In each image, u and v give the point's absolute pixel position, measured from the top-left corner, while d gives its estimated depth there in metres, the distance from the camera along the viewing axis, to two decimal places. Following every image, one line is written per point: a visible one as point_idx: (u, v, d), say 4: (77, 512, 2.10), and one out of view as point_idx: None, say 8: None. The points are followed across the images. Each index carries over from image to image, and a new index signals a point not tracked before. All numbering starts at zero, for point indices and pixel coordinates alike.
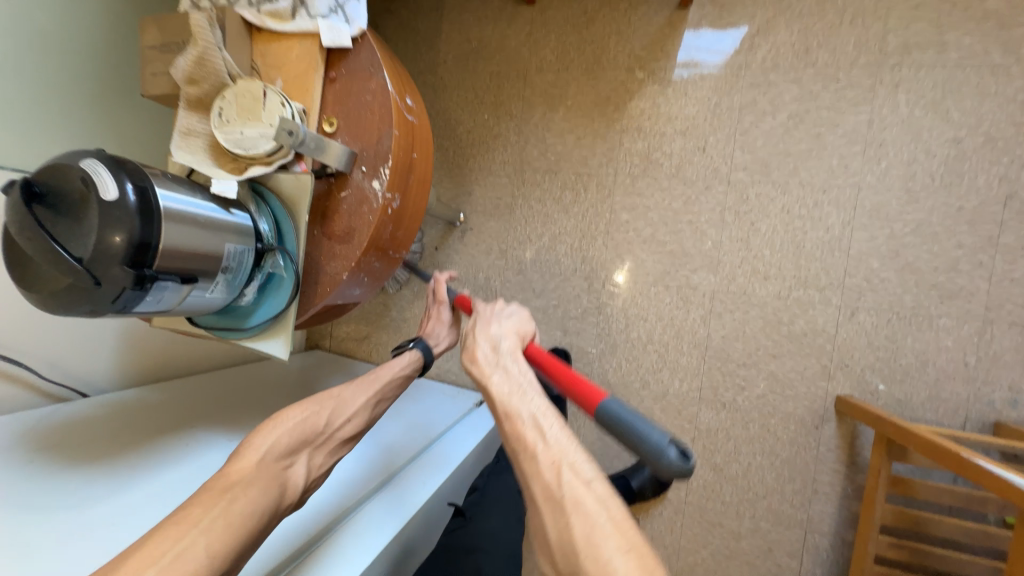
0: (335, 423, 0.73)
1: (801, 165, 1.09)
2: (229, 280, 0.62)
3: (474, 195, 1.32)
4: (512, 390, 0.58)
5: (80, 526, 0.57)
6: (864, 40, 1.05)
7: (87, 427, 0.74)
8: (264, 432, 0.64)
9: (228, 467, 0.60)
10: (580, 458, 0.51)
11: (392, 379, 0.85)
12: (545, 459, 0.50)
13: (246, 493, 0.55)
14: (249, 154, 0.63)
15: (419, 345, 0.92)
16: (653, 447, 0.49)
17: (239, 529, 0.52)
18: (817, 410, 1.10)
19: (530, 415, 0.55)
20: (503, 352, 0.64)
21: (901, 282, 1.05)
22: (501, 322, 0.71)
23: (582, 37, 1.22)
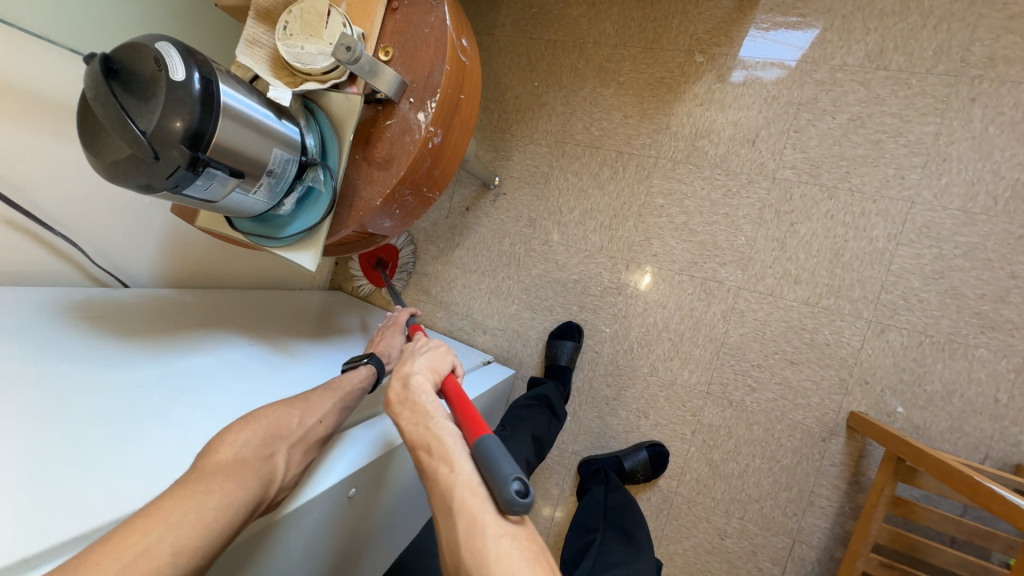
0: (307, 423, 0.67)
1: (854, 170, 1.05)
2: (271, 186, 0.65)
3: (512, 161, 1.33)
4: (417, 417, 0.61)
5: (107, 386, 0.63)
6: (946, 47, 0.99)
7: (119, 314, 0.78)
8: (240, 426, 0.61)
9: (199, 460, 0.56)
10: (465, 471, 0.54)
11: (353, 389, 0.77)
12: (443, 477, 0.55)
13: (223, 487, 0.52)
14: (306, 69, 0.65)
15: (373, 360, 0.83)
16: (499, 482, 0.50)
17: (212, 526, 0.49)
18: (826, 423, 1.07)
19: (432, 438, 0.58)
20: (412, 378, 0.66)
21: (941, 305, 1.00)
22: (416, 358, 0.70)
23: (645, 13, 1.19)
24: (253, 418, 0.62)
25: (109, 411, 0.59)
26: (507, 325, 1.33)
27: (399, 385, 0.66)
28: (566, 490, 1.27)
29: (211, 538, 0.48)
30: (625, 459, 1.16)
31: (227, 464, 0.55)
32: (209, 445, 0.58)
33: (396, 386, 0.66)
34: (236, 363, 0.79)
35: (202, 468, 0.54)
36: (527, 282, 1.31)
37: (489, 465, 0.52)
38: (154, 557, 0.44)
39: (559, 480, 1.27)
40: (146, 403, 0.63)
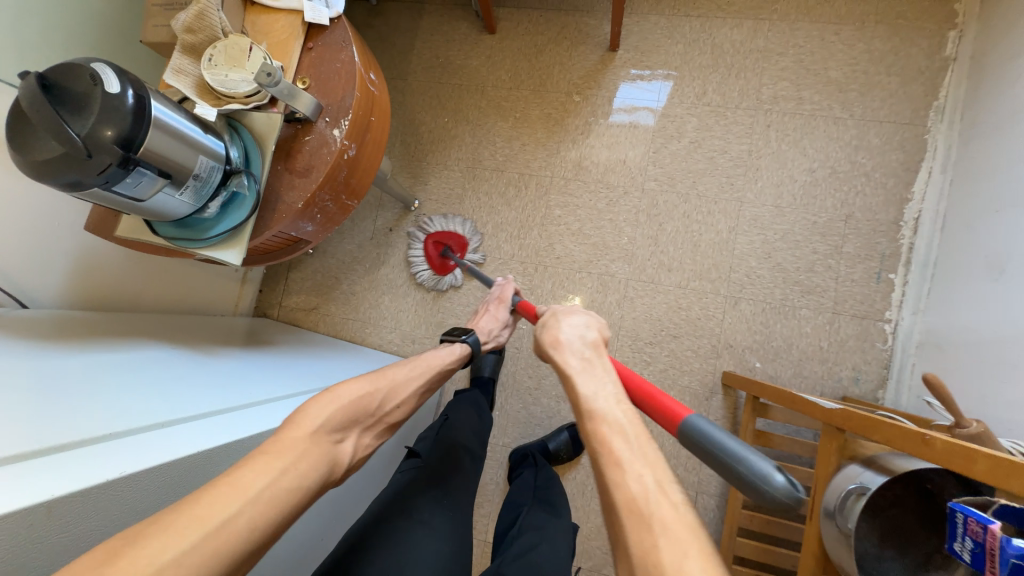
0: (386, 406, 0.76)
1: (699, 180, 1.34)
2: (196, 189, 0.72)
3: (429, 186, 1.48)
4: (597, 392, 0.62)
5: (51, 377, 0.64)
6: (746, 90, 1.35)
7: (120, 343, 0.83)
8: (319, 403, 0.67)
9: (281, 432, 0.62)
10: (665, 472, 0.53)
11: (439, 371, 0.89)
12: (632, 469, 0.52)
13: (297, 466, 0.58)
14: (230, 92, 0.77)
15: (470, 339, 0.98)
16: (760, 474, 0.50)
17: (281, 503, 0.54)
18: (707, 384, 1.28)
19: (615, 418, 0.58)
20: (589, 352, 0.70)
21: (772, 278, 1.29)
22: (583, 322, 0.76)
23: (532, 64, 1.46)
24: (337, 397, 0.69)
25: (66, 397, 0.61)
26: (434, 333, 1.42)
27: (581, 355, 0.69)
28: (500, 484, 1.34)
29: (282, 510, 0.54)
30: (549, 441, 1.28)
31: (304, 440, 0.62)
32: (290, 416, 0.65)
33: (575, 357, 0.69)
34: (173, 362, 0.82)
35: (280, 441, 0.60)
36: (450, 291, 1.43)
37: (737, 458, 0.52)
38: (233, 530, 0.49)
39: (494, 475, 1.34)
40: (99, 388, 0.66)
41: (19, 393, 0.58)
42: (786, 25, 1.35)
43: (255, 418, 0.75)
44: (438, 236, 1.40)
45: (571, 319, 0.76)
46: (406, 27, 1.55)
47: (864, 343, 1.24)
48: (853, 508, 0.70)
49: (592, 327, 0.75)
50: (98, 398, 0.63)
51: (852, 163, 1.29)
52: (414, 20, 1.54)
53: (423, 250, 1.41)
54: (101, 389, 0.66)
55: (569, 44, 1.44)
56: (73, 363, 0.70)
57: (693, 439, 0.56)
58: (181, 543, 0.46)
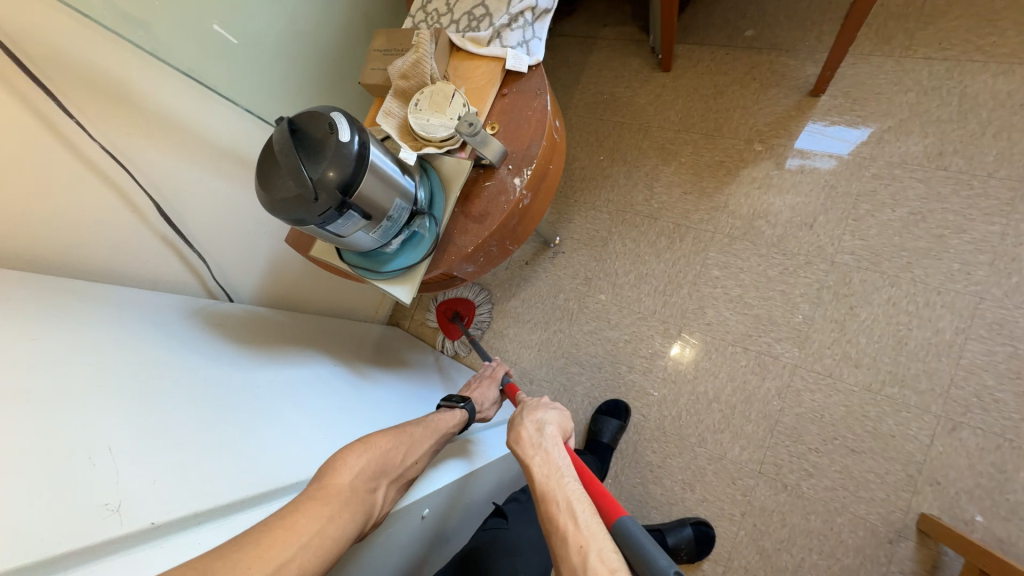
0: (406, 465, 0.70)
1: (916, 262, 1.07)
2: (386, 228, 0.75)
3: (573, 223, 1.43)
4: (550, 472, 0.63)
5: (228, 383, 0.71)
6: (1007, 155, 1.04)
7: (281, 348, 0.90)
8: (358, 450, 0.65)
9: (321, 477, 0.61)
10: (604, 544, 0.53)
11: (446, 434, 0.82)
12: (573, 543, 0.54)
13: (340, 514, 0.56)
14: (428, 136, 0.79)
15: (468, 406, 0.90)
16: (659, 572, 0.50)
17: (327, 552, 0.52)
18: (892, 523, 1.00)
19: (565, 499, 0.59)
20: (546, 433, 0.70)
21: (1018, 407, 0.96)
22: (545, 408, 0.76)
23: (708, 105, 1.33)
24: (370, 444, 0.66)
25: (230, 410, 0.67)
26: (554, 377, 1.36)
27: (536, 445, 0.68)
28: None
29: (325, 563, 0.52)
30: (668, 534, 1.09)
31: (346, 488, 0.59)
32: (328, 461, 0.63)
33: (533, 446, 0.68)
34: (321, 379, 0.88)
35: (326, 487, 0.59)
36: (577, 337, 1.36)
37: (642, 554, 0.52)
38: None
39: None
40: (256, 405, 0.71)
41: (199, 412, 0.63)
42: None
43: None
44: (448, 304, 1.48)
45: (534, 413, 0.75)
46: (575, 62, 1.53)
47: None
48: None
49: (551, 417, 0.74)
50: (253, 429, 0.67)
51: None
52: (584, 55, 1.52)
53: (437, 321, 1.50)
54: (258, 415, 0.70)
55: (758, 86, 1.28)
56: (247, 369, 0.78)
57: (619, 541, 0.55)
58: None
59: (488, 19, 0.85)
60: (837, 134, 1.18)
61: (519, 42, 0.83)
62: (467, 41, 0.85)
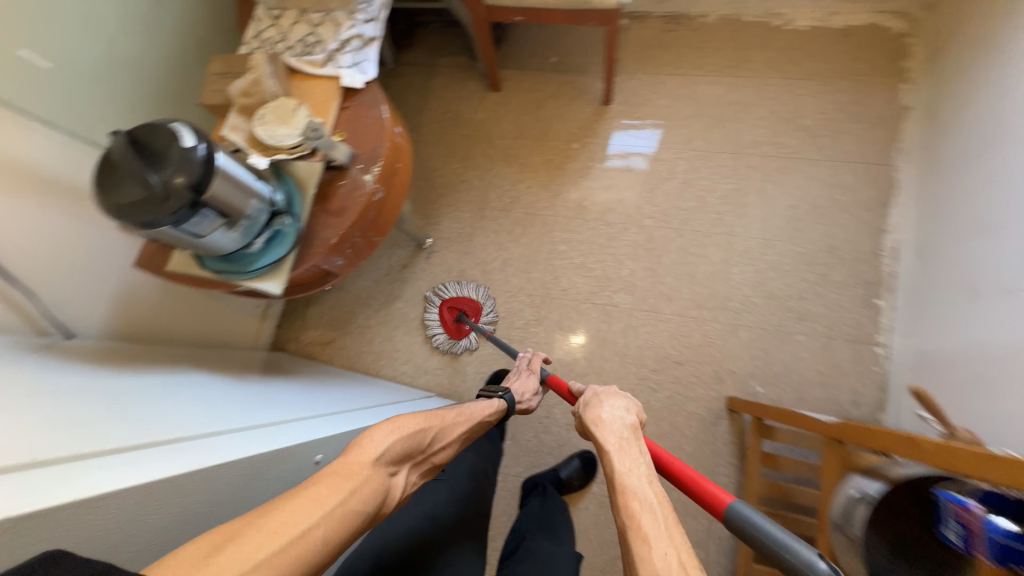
0: (434, 445, 0.79)
1: (691, 217, 1.46)
2: (246, 228, 0.81)
3: (441, 225, 1.59)
4: (632, 467, 0.65)
5: (91, 390, 0.73)
6: (728, 136, 1.50)
7: (155, 367, 0.92)
8: (384, 431, 0.70)
9: (346, 455, 0.65)
10: (690, 556, 0.53)
11: (483, 419, 0.91)
12: (659, 550, 0.54)
13: (361, 488, 0.61)
14: (276, 145, 0.88)
15: (506, 397, 0.99)
16: (802, 559, 0.50)
17: (348, 521, 0.57)
18: (712, 409, 1.32)
19: (645, 498, 0.60)
20: (628, 427, 0.72)
21: (766, 305, 1.37)
22: (622, 400, 0.79)
23: (534, 116, 1.62)
24: (396, 428, 0.71)
25: (97, 407, 0.69)
26: (446, 363, 1.48)
27: (620, 434, 0.71)
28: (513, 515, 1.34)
29: (348, 531, 0.57)
30: (560, 470, 1.30)
31: (369, 466, 0.64)
32: (354, 441, 0.68)
33: (614, 435, 0.71)
34: (198, 384, 0.90)
35: (348, 464, 0.63)
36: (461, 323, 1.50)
37: (783, 548, 0.51)
38: (310, 540, 0.52)
39: (505, 505, 1.35)
40: (125, 402, 0.73)
41: (64, 411, 0.65)
42: (760, 82, 1.52)
43: (264, 429, 0.81)
44: (454, 302, 1.47)
45: (613, 401, 0.78)
46: (421, 87, 1.73)
47: (860, 367, 1.29)
48: (857, 514, 0.70)
49: (629, 408, 0.77)
50: (126, 413, 0.70)
51: (831, 200, 1.41)
52: (428, 80, 1.73)
53: (438, 316, 1.48)
54: (131, 406, 0.73)
55: (567, 99, 1.61)
56: (111, 381, 0.79)
57: (740, 530, 0.55)
58: (267, 547, 0.49)
59: (321, 45, 0.98)
60: (632, 138, 1.55)
61: (352, 63, 0.97)
62: (304, 64, 0.97)
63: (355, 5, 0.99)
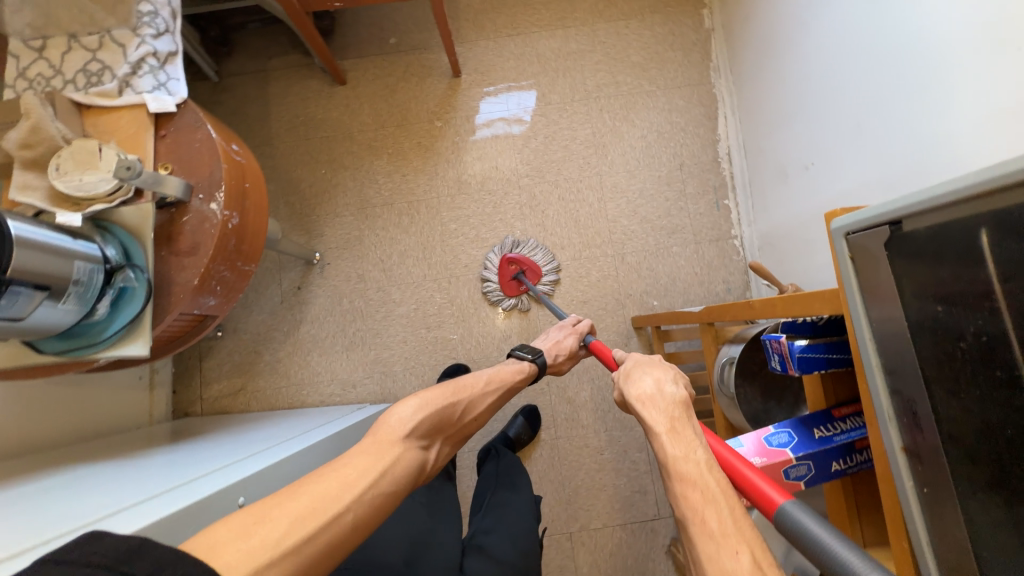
0: (464, 417, 0.86)
1: (562, 167, 1.55)
2: (80, 294, 0.72)
3: (325, 235, 1.52)
4: (688, 453, 0.57)
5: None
6: (574, 85, 1.60)
7: (22, 479, 0.80)
8: (415, 408, 0.76)
9: (375, 429, 0.72)
10: (763, 552, 0.47)
11: (511, 383, 0.97)
12: (728, 550, 0.47)
13: (393, 462, 0.68)
14: (89, 195, 0.77)
15: (538, 360, 1.03)
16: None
17: (380, 498, 0.62)
18: (622, 332, 1.48)
19: (707, 485, 0.53)
20: (677, 403, 0.65)
21: (643, 229, 1.53)
22: (665, 372, 0.72)
23: (389, 103, 1.58)
24: (424, 403, 0.78)
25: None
26: (372, 370, 1.45)
27: (670, 413, 0.63)
28: None
29: (381, 508, 0.62)
30: (509, 430, 1.38)
31: (398, 441, 0.71)
32: (382, 416, 0.75)
33: (663, 415, 0.64)
34: (86, 479, 0.80)
35: (378, 439, 0.70)
36: (376, 327, 1.48)
37: (820, 548, 0.44)
38: (342, 521, 0.56)
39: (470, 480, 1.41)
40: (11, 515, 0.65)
41: None
42: (589, 28, 1.63)
43: (183, 488, 0.75)
44: (517, 258, 1.44)
45: (660, 377, 0.70)
46: (258, 95, 1.59)
47: (726, 260, 1.52)
48: (728, 375, 0.89)
49: (676, 382, 0.70)
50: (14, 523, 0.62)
51: (671, 124, 1.58)
52: (264, 88, 1.59)
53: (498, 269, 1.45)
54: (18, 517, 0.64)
55: (417, 79, 1.59)
56: None
57: (791, 535, 0.48)
58: (300, 531, 0.52)
59: (109, 72, 0.86)
60: (491, 106, 1.59)
61: (154, 85, 0.86)
62: (93, 96, 0.84)
63: (137, 20, 0.87)
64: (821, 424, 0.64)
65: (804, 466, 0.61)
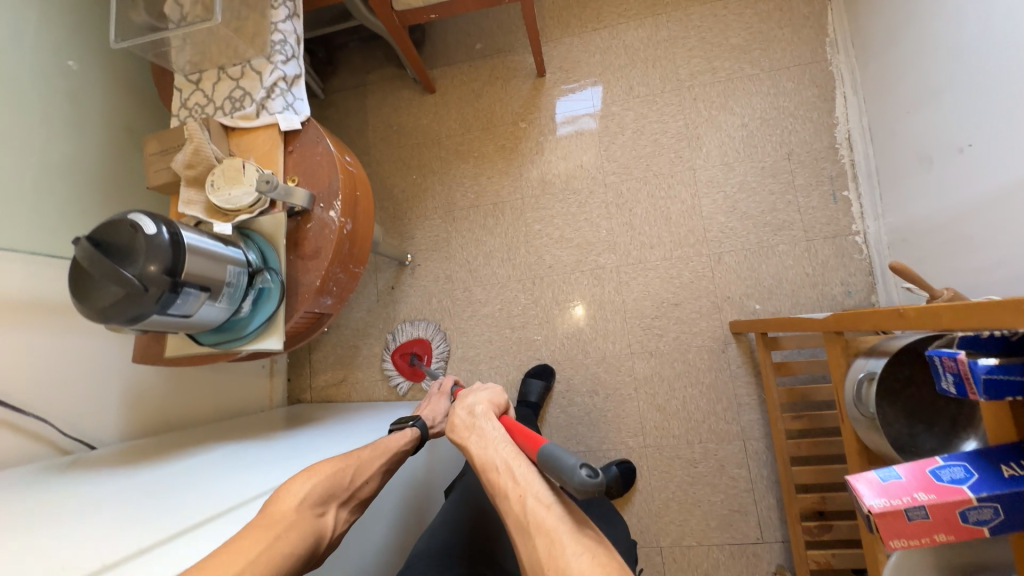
0: (358, 482, 0.79)
1: (651, 162, 1.48)
2: (231, 294, 0.82)
3: (416, 238, 1.60)
4: (486, 446, 0.73)
5: (122, 489, 0.75)
6: (665, 75, 1.51)
7: (179, 454, 0.93)
8: (304, 477, 0.73)
9: (267, 506, 0.69)
10: (535, 496, 0.64)
11: (397, 453, 0.89)
12: (514, 494, 0.65)
13: (286, 534, 0.65)
14: (236, 207, 0.88)
15: (416, 424, 0.97)
16: (568, 470, 0.58)
17: (277, 565, 0.61)
18: (719, 338, 1.37)
19: (502, 460, 0.70)
20: (478, 413, 0.79)
21: (743, 226, 1.41)
22: (478, 393, 0.85)
23: (475, 108, 1.62)
24: (316, 471, 0.75)
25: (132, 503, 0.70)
26: (460, 368, 1.50)
27: (476, 423, 0.78)
28: None
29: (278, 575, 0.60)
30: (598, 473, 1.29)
31: (292, 513, 0.67)
32: (275, 493, 0.71)
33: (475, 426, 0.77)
34: (222, 457, 0.91)
35: (271, 515, 0.67)
36: (463, 326, 1.52)
37: (556, 463, 0.60)
38: None
39: None
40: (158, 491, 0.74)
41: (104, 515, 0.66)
42: (681, 13, 1.53)
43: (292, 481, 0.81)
44: (403, 347, 1.52)
45: (466, 399, 0.83)
46: (357, 108, 1.71)
47: (845, 260, 1.34)
48: (867, 392, 0.78)
49: (482, 397, 0.83)
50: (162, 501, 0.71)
51: (777, 108, 1.43)
52: (361, 102, 1.71)
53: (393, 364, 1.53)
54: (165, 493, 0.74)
55: (502, 82, 1.61)
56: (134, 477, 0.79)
57: (541, 463, 0.63)
58: None
59: (249, 97, 0.97)
60: (575, 104, 1.56)
61: (284, 106, 0.96)
62: (237, 119, 0.96)
63: (271, 48, 0.98)
64: (1011, 461, 0.53)
65: (988, 510, 0.51)
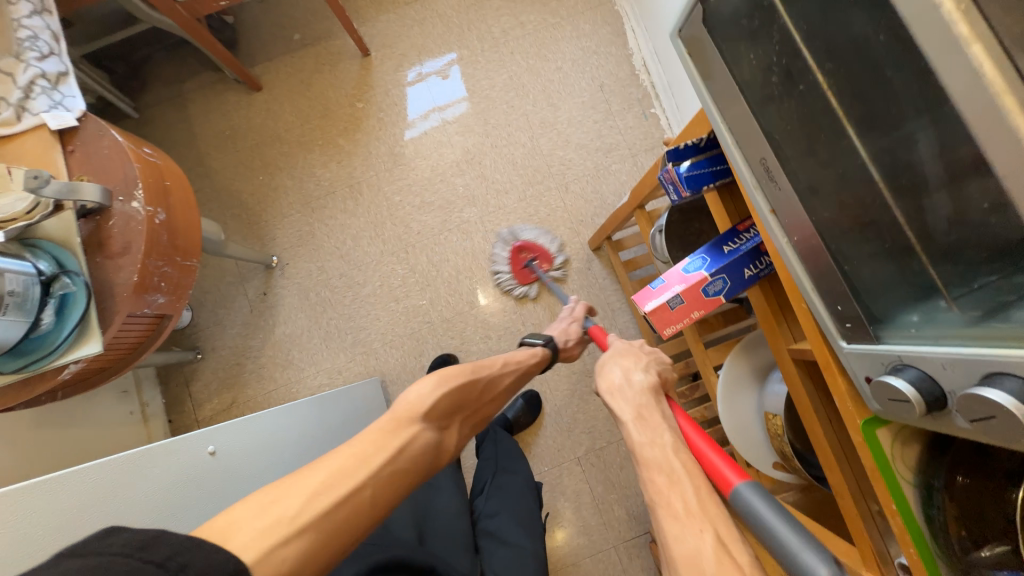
0: (483, 394, 0.89)
1: (488, 116, 1.58)
2: (18, 305, 0.75)
3: (278, 238, 1.55)
4: (654, 442, 0.60)
5: None
6: (481, 35, 1.62)
7: None
8: (431, 386, 0.78)
9: (396, 405, 0.75)
10: (727, 527, 0.48)
11: (528, 367, 1.00)
12: (693, 535, 0.48)
13: (413, 435, 0.72)
14: (6, 215, 0.79)
15: (548, 343, 1.06)
16: (795, 552, 0.45)
17: (403, 462, 0.69)
18: (583, 257, 1.51)
19: (670, 470, 0.55)
20: (640, 387, 0.70)
21: (579, 156, 1.56)
22: (628, 364, 0.76)
23: (308, 97, 1.60)
24: (448, 379, 0.81)
25: None
26: (354, 353, 1.48)
27: (637, 402, 0.67)
28: None
29: (395, 485, 0.67)
30: (506, 412, 1.37)
31: (416, 420, 0.74)
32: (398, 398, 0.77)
33: (630, 404, 0.67)
34: None
35: (397, 417, 0.73)
36: (348, 312, 1.50)
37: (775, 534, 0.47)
38: (359, 493, 0.62)
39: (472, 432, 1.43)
40: None
41: None
42: None
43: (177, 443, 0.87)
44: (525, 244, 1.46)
45: (627, 365, 0.75)
46: (179, 120, 1.60)
47: None
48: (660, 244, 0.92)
49: (644, 371, 0.74)
50: None
51: (582, 49, 1.61)
52: (183, 112, 1.61)
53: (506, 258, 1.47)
54: None
55: (330, 67, 1.61)
56: None
57: (743, 512, 0.50)
58: (324, 495, 0.59)
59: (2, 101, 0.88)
60: (409, 78, 1.61)
61: (50, 105, 0.89)
62: None
63: (19, 46, 0.90)
64: (729, 241, 0.67)
65: (719, 281, 0.64)
